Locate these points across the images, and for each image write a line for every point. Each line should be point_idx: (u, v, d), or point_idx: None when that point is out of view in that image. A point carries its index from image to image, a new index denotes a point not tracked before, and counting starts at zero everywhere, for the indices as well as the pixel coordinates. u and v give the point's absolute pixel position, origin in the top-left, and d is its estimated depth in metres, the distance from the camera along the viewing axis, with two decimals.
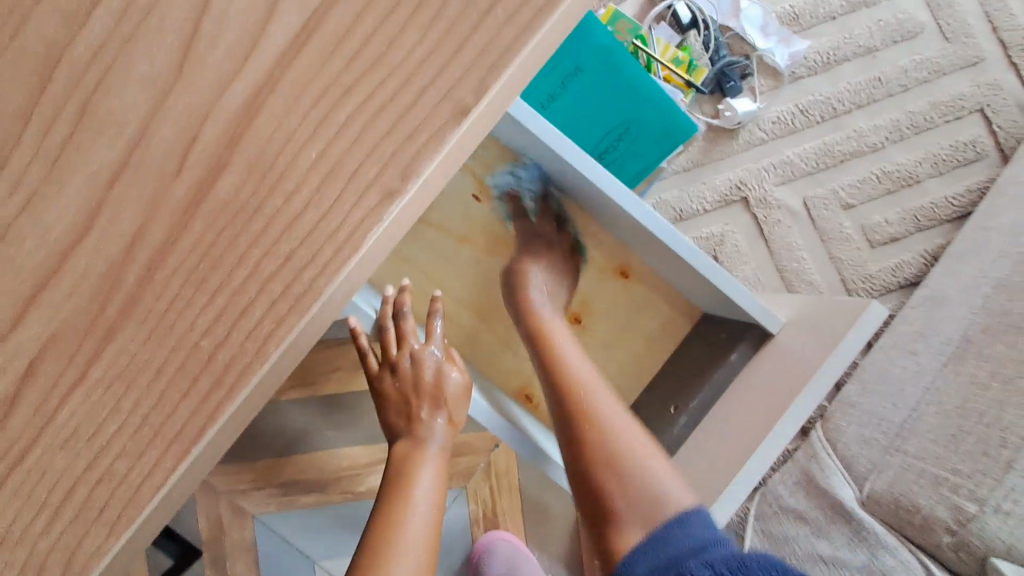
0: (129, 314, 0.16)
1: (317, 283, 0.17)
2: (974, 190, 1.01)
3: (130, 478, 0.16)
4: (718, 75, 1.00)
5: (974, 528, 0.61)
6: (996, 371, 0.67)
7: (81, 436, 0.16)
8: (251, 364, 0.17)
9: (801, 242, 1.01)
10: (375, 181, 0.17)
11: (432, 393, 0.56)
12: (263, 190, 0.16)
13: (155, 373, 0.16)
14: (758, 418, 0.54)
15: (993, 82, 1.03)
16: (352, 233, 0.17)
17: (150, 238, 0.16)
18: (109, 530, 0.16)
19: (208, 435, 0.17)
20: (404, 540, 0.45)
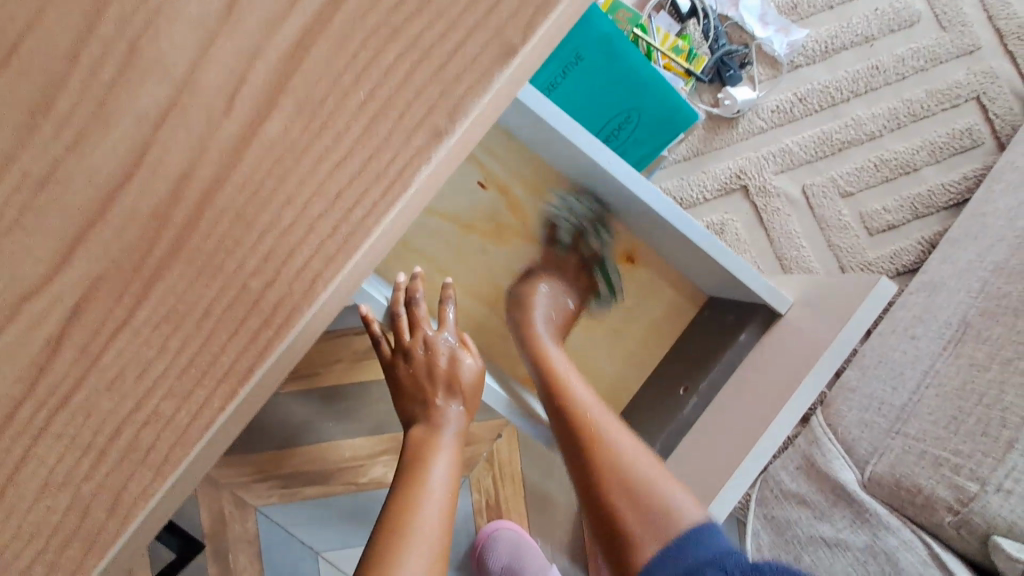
0: (177, 253, 0.16)
1: (372, 215, 0.17)
2: (971, 177, 1.02)
3: (177, 420, 0.17)
4: (717, 64, 1.00)
5: (975, 507, 0.62)
6: (994, 352, 0.69)
7: (127, 377, 0.16)
8: (299, 305, 0.17)
9: (800, 230, 1.02)
10: (424, 121, 0.17)
11: (446, 381, 0.55)
12: (311, 130, 0.16)
13: (204, 313, 0.17)
14: (765, 399, 0.54)
15: (988, 70, 1.04)
16: (400, 173, 0.17)
17: (198, 177, 0.16)
18: (155, 472, 0.17)
19: (257, 374, 0.17)
20: (421, 529, 0.45)
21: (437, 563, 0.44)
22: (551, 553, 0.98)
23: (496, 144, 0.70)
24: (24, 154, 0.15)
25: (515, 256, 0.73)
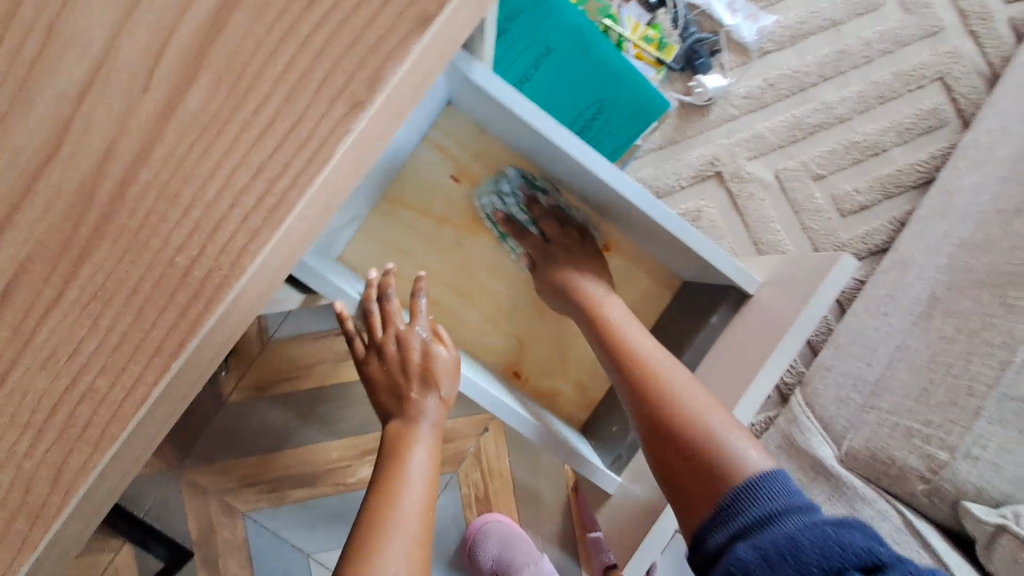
0: (103, 230, 0.16)
1: (289, 196, 0.16)
2: (938, 156, 1.04)
3: (113, 394, 0.16)
4: (688, 52, 1.01)
5: (945, 474, 0.65)
6: (962, 325, 0.71)
7: (60, 356, 0.16)
8: (228, 278, 0.17)
9: (775, 215, 1.03)
10: (344, 89, 0.16)
11: (420, 373, 0.54)
12: (234, 101, 0.16)
13: (132, 291, 0.16)
14: (736, 375, 0.56)
15: (952, 50, 1.06)
16: (324, 141, 0.16)
17: (122, 154, 0.16)
18: (93, 448, 0.16)
19: (189, 348, 0.17)
20: (399, 517, 0.47)
21: (414, 550, 0.46)
22: (541, 543, 0.99)
23: (466, 137, 0.70)
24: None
25: (493, 249, 0.74)
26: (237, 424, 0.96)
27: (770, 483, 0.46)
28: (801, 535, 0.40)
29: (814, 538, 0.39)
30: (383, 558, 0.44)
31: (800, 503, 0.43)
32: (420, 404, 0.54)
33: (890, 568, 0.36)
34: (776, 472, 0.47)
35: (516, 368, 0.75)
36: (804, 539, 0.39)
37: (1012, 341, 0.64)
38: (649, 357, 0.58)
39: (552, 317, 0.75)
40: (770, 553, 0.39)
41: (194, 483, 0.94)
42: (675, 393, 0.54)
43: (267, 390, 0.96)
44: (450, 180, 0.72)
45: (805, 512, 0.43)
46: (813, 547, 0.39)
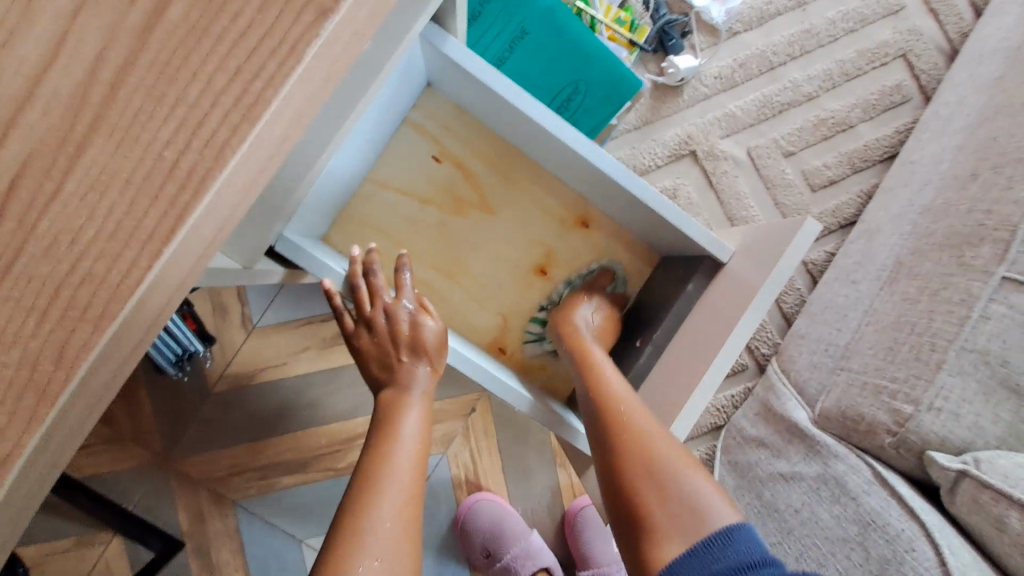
0: (97, 129, 0.17)
1: (267, 91, 0.18)
2: (901, 131, 1.08)
3: (110, 279, 0.18)
4: (659, 34, 1.03)
5: (911, 426, 0.68)
6: (924, 285, 0.74)
7: (61, 243, 0.17)
8: (213, 170, 0.18)
9: (748, 191, 1.06)
10: (310, 1, 0.18)
11: (409, 342, 0.56)
12: (210, 12, 0.17)
13: (124, 182, 0.17)
14: (710, 336, 0.57)
15: (913, 28, 1.10)
16: (293, 47, 0.18)
17: (113, 61, 0.17)
18: (94, 325, 0.18)
19: (179, 234, 0.18)
20: (394, 473, 0.49)
21: (408, 505, 0.48)
22: (531, 518, 1.02)
23: (446, 118, 0.72)
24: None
25: (474, 228, 0.74)
26: (226, 414, 0.96)
27: (739, 539, 0.49)
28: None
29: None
30: (379, 512, 0.46)
31: (760, 557, 0.47)
32: (412, 370, 0.56)
33: None
34: (739, 528, 0.50)
35: (502, 343, 0.75)
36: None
37: (969, 296, 0.68)
38: (623, 393, 0.58)
39: (535, 292, 0.75)
40: None
41: (184, 473, 0.94)
42: (649, 431, 0.55)
43: (255, 377, 0.96)
44: (432, 161, 0.73)
45: (768, 569, 0.46)
46: None
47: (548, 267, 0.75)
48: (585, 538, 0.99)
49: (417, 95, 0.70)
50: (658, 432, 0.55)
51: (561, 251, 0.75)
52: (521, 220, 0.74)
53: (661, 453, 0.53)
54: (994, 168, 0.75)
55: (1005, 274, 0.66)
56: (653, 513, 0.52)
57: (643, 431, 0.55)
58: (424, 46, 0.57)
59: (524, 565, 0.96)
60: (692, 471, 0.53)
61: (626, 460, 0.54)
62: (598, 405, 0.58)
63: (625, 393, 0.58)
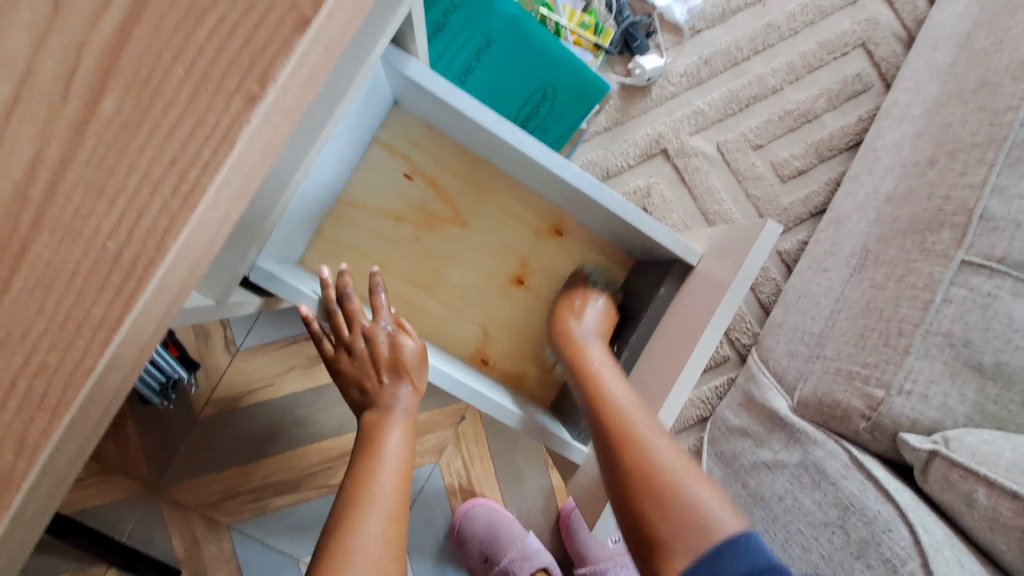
0: (40, 226, 0.18)
1: (203, 177, 0.19)
2: (864, 118, 1.11)
3: (64, 367, 0.19)
4: (624, 36, 1.05)
5: (883, 410, 0.70)
6: (890, 272, 0.76)
7: (14, 335, 0.19)
8: (155, 258, 0.19)
9: (719, 185, 1.08)
10: (238, 89, 0.19)
11: (389, 364, 0.57)
12: (144, 104, 0.18)
13: (71, 274, 0.19)
14: (683, 338, 0.58)
15: (870, 18, 1.13)
16: (226, 134, 0.19)
17: (48, 158, 0.18)
18: (51, 415, 0.19)
19: (127, 322, 0.19)
20: (376, 495, 0.49)
21: (393, 526, 0.49)
22: (527, 521, 1.03)
23: (416, 135, 0.72)
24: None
25: (450, 242, 0.75)
26: (214, 439, 0.95)
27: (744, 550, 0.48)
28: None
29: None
30: (362, 531, 0.47)
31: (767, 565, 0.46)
32: (394, 391, 0.57)
33: None
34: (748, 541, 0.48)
35: (483, 354, 0.75)
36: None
37: (931, 282, 0.70)
38: (623, 400, 0.57)
39: (515, 300, 0.76)
40: None
41: (175, 500, 0.93)
42: (649, 438, 0.54)
43: (241, 400, 0.96)
44: (403, 178, 0.74)
45: None
46: None
47: (524, 277, 0.76)
48: (579, 536, 1.00)
49: (384, 114, 0.70)
50: (654, 438, 0.54)
51: (536, 260, 0.76)
52: (495, 231, 0.75)
53: (659, 462, 0.52)
54: (950, 154, 0.77)
55: (963, 258, 0.69)
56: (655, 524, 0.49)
57: (638, 440, 0.53)
58: (387, 68, 0.58)
59: (522, 568, 0.98)
60: (695, 480, 0.51)
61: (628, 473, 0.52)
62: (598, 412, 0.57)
63: (625, 398, 0.58)
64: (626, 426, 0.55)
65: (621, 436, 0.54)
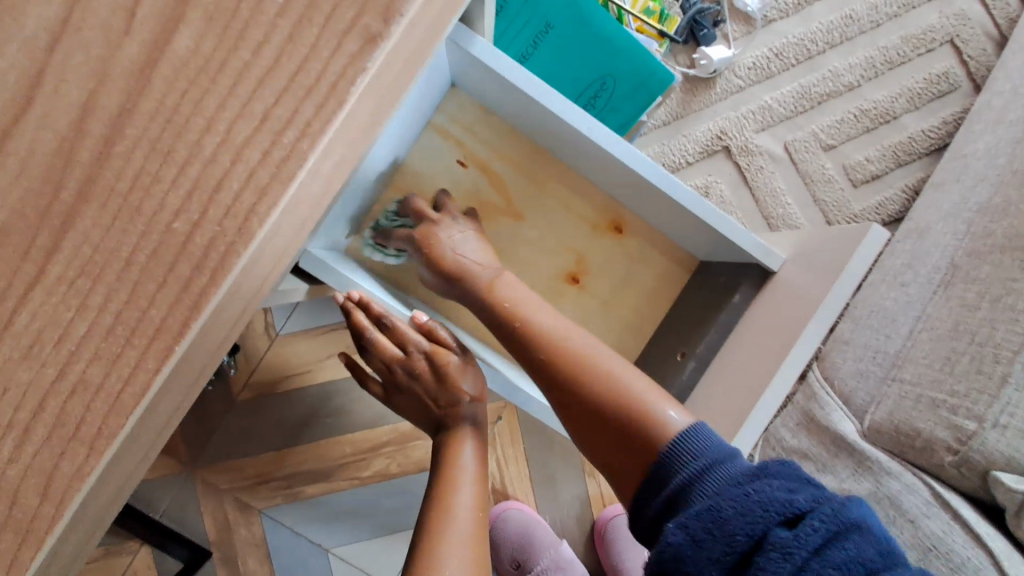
0: (88, 198, 0.19)
1: (300, 144, 0.20)
2: (950, 121, 1.02)
3: (106, 386, 0.20)
4: (690, 24, 0.98)
5: (974, 445, 0.63)
6: (985, 291, 0.69)
7: (48, 340, 0.20)
8: (255, 209, 0.20)
9: (785, 187, 1.01)
10: (355, 22, 0.20)
11: (438, 382, 0.54)
12: (224, 48, 0.20)
13: (126, 263, 0.20)
14: (764, 350, 0.54)
15: (959, 13, 1.03)
16: (336, 83, 0.20)
17: (103, 104, 0.19)
18: (102, 421, 0.20)
19: (194, 323, 0.21)
20: (458, 516, 0.47)
21: (473, 544, 0.46)
22: (560, 528, 0.99)
23: (472, 120, 0.69)
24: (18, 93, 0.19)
25: (503, 235, 0.71)
26: (252, 423, 0.95)
27: (694, 439, 0.45)
28: (757, 498, 0.37)
29: (790, 506, 0.36)
30: (444, 553, 0.44)
31: (728, 453, 0.43)
32: (455, 408, 0.54)
33: (810, 515, 0.36)
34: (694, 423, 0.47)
35: None
36: (785, 506, 0.36)
37: None
38: (523, 300, 0.56)
39: (567, 302, 0.71)
40: (696, 529, 0.38)
41: (210, 482, 0.93)
42: (593, 355, 0.51)
43: (277, 386, 0.95)
44: (457, 165, 0.70)
45: (719, 469, 0.42)
46: (736, 513, 0.37)
47: (580, 276, 0.71)
48: (614, 549, 0.95)
49: (441, 96, 0.67)
50: (569, 334, 0.53)
51: (593, 258, 0.71)
52: (553, 226, 0.71)
53: (613, 379, 0.50)
54: None
55: None
56: (624, 441, 0.48)
57: (555, 341, 0.52)
58: (450, 46, 0.54)
59: None
60: (620, 370, 0.51)
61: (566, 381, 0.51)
62: (532, 348, 0.53)
63: (546, 321, 0.54)
64: (538, 329, 0.53)
65: (539, 342, 0.53)
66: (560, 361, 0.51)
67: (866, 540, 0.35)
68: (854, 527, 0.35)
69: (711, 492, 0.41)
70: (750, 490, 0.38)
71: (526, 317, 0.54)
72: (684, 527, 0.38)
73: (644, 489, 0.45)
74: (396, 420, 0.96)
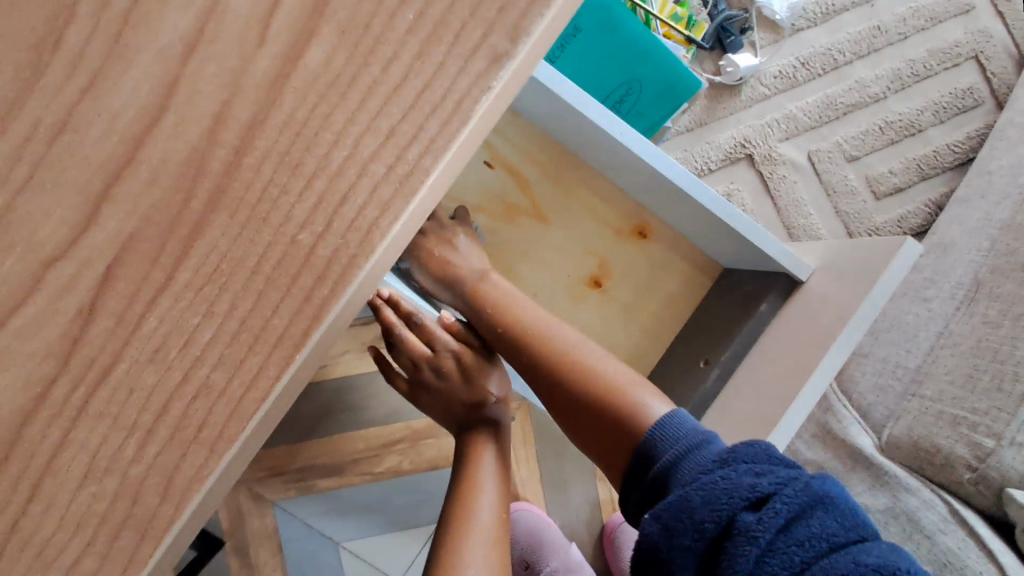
0: (216, 206, 0.16)
1: (424, 161, 0.16)
2: (976, 136, 1.01)
3: (230, 392, 0.16)
4: (717, 31, 0.98)
5: (991, 462, 0.64)
6: (1008, 309, 0.68)
7: (172, 345, 0.16)
8: (356, 258, 0.17)
9: (806, 197, 1.00)
10: (481, 44, 0.16)
11: (466, 382, 0.54)
12: (357, 61, 0.16)
13: (251, 271, 0.16)
14: (792, 361, 0.54)
15: (988, 27, 1.02)
16: (460, 102, 0.16)
17: (233, 120, 0.15)
18: (210, 449, 0.16)
19: (314, 336, 0.17)
20: (479, 517, 0.47)
21: (496, 547, 0.46)
22: (569, 530, 0.99)
23: (501, 122, 0.68)
24: (32, 100, 0.14)
25: (528, 237, 0.71)
26: None
27: (671, 428, 0.46)
28: (722, 485, 0.37)
29: (755, 490, 0.36)
30: (468, 554, 0.45)
31: (704, 437, 0.44)
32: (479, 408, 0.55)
33: (773, 499, 0.35)
34: (674, 412, 0.47)
35: None
36: (750, 490, 0.36)
37: None
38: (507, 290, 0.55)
39: (589, 306, 0.71)
40: (666, 518, 0.37)
41: None
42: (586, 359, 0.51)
43: None
44: (484, 167, 0.70)
45: (694, 454, 0.43)
46: (703, 501, 0.36)
47: (603, 280, 0.71)
48: (623, 552, 0.95)
49: None
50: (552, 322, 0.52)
51: (617, 263, 0.71)
52: (578, 228, 0.71)
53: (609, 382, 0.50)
54: None
55: None
56: (608, 428, 0.49)
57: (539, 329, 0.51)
58: None
59: None
60: (600, 360, 0.51)
61: (548, 370, 0.50)
62: (517, 340, 0.51)
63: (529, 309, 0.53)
64: (521, 320, 0.52)
65: (519, 333, 0.51)
66: (541, 353, 0.51)
67: (832, 516, 0.34)
68: (819, 504, 0.35)
69: (687, 480, 0.41)
70: (718, 479, 0.38)
71: (510, 307, 0.53)
72: (657, 518, 0.37)
73: (627, 478, 0.47)
74: (410, 417, 0.97)
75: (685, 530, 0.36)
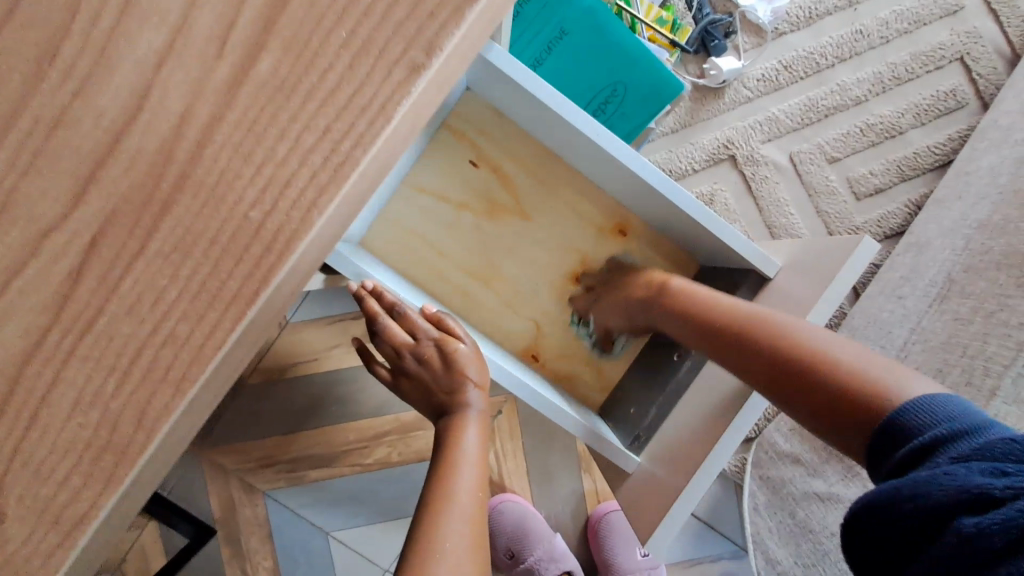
0: (182, 188, 0.18)
1: (355, 152, 0.19)
2: (956, 138, 1.03)
3: (193, 339, 0.18)
4: (701, 35, 1.00)
5: None
6: (978, 306, 0.71)
7: (144, 303, 0.18)
8: (297, 233, 0.19)
9: (789, 198, 1.03)
10: (401, 57, 0.18)
11: (445, 370, 0.56)
12: (299, 69, 0.18)
13: (209, 242, 0.18)
14: None
15: (972, 30, 1.04)
16: (382, 107, 0.18)
17: (196, 117, 0.18)
18: (175, 390, 0.18)
19: (262, 297, 0.19)
20: (457, 496, 0.50)
21: (473, 525, 0.48)
22: (555, 521, 1.01)
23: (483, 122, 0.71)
24: (33, 102, 0.16)
25: (512, 233, 0.74)
26: (257, 407, 0.98)
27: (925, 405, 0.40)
28: (941, 482, 0.34)
29: (979, 491, 0.33)
30: (445, 528, 0.47)
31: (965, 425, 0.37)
32: (461, 393, 0.57)
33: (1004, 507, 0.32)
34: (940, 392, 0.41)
35: (534, 351, 0.75)
36: (974, 491, 0.33)
37: None
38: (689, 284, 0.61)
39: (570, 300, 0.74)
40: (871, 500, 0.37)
41: (217, 463, 0.96)
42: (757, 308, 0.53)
43: (285, 371, 0.98)
44: (469, 165, 0.73)
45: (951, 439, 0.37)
46: (911, 490, 0.35)
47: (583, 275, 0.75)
48: (608, 541, 0.99)
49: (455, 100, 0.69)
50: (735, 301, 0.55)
51: (598, 259, 0.74)
52: (559, 225, 0.74)
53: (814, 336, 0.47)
54: None
55: None
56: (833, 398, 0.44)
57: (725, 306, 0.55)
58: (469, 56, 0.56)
59: (547, 568, 0.97)
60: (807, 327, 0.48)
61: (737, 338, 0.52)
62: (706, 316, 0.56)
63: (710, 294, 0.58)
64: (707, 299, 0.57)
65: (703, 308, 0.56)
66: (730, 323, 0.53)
67: None
68: None
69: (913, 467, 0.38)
70: (940, 471, 0.35)
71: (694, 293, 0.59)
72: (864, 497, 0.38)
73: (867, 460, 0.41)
74: (399, 410, 0.99)
75: (888, 514, 0.36)
